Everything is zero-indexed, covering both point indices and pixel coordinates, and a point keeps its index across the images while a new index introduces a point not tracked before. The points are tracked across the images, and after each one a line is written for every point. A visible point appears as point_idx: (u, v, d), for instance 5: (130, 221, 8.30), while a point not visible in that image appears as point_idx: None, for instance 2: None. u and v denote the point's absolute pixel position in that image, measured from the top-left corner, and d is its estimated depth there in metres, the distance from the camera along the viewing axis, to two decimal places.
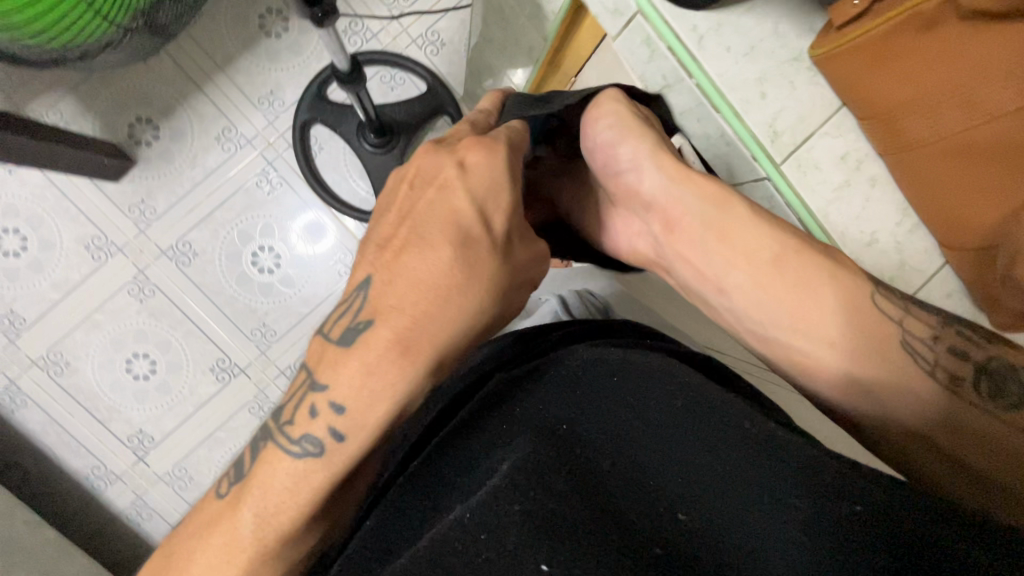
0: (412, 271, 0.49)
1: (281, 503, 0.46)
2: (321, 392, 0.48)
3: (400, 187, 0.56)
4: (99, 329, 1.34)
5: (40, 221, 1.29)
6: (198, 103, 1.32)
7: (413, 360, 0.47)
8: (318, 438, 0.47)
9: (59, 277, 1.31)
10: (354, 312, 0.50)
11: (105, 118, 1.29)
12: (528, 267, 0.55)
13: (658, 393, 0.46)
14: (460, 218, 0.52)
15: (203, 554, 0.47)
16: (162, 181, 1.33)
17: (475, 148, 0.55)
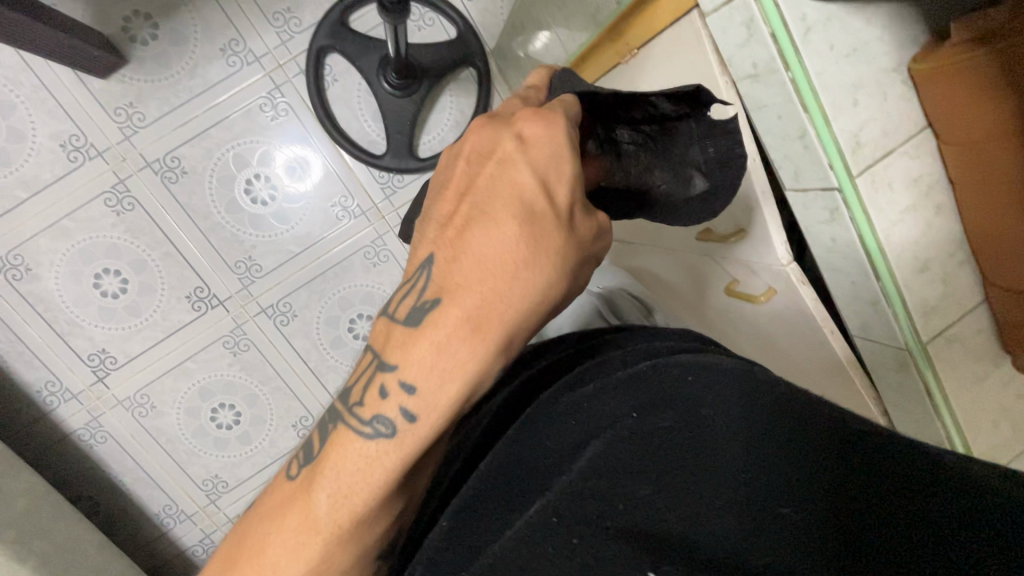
0: (479, 248, 0.43)
1: (358, 481, 0.42)
2: (390, 372, 0.43)
3: (453, 162, 0.48)
4: (68, 237, 1.23)
5: (11, 108, 1.16)
6: (205, 7, 1.20)
7: (486, 336, 0.42)
8: (389, 418, 0.43)
9: (27, 174, 1.19)
10: (419, 292, 0.44)
11: (97, 4, 1.16)
12: (596, 243, 0.47)
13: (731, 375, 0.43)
14: (523, 193, 0.44)
15: (275, 544, 0.43)
16: (156, 86, 1.22)
17: (532, 117, 0.46)
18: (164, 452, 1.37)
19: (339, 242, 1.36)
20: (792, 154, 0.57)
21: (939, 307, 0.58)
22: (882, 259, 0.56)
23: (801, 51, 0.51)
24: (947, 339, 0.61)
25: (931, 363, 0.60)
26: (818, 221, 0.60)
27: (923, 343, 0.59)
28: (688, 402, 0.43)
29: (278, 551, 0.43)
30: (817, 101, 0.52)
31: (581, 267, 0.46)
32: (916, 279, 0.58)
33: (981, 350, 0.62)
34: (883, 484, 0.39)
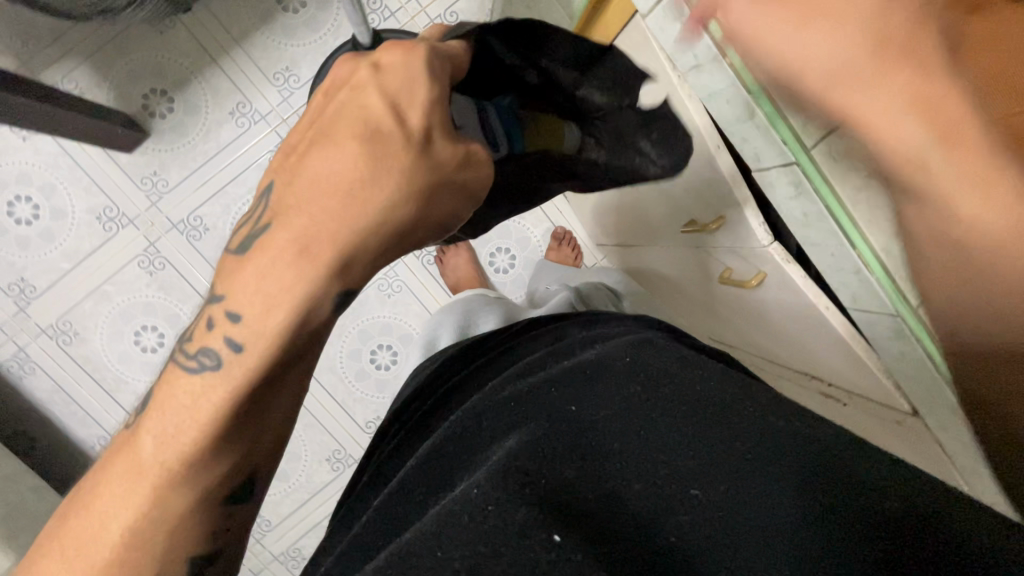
0: (316, 171, 0.43)
1: (183, 420, 0.44)
2: (217, 305, 0.44)
3: (311, 96, 0.47)
4: (109, 300, 1.34)
5: (54, 190, 1.29)
6: (213, 77, 1.31)
7: (313, 260, 0.42)
8: (214, 351, 0.44)
9: (70, 247, 1.31)
10: (254, 222, 0.44)
11: (120, 88, 1.28)
12: (455, 166, 0.47)
13: (675, 387, 0.49)
14: (369, 115, 0.44)
15: (107, 483, 0.44)
16: (175, 153, 1.33)
17: (388, 48, 0.45)
18: None
19: None
20: (749, 137, 0.59)
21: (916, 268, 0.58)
22: (855, 230, 0.56)
23: (734, 39, 0.53)
24: None
25: (925, 328, 0.59)
26: (783, 197, 0.61)
27: (913, 309, 0.58)
28: (633, 408, 0.48)
29: (109, 493, 0.44)
30: (744, 73, 0.54)
31: (438, 193, 0.46)
32: None
33: None
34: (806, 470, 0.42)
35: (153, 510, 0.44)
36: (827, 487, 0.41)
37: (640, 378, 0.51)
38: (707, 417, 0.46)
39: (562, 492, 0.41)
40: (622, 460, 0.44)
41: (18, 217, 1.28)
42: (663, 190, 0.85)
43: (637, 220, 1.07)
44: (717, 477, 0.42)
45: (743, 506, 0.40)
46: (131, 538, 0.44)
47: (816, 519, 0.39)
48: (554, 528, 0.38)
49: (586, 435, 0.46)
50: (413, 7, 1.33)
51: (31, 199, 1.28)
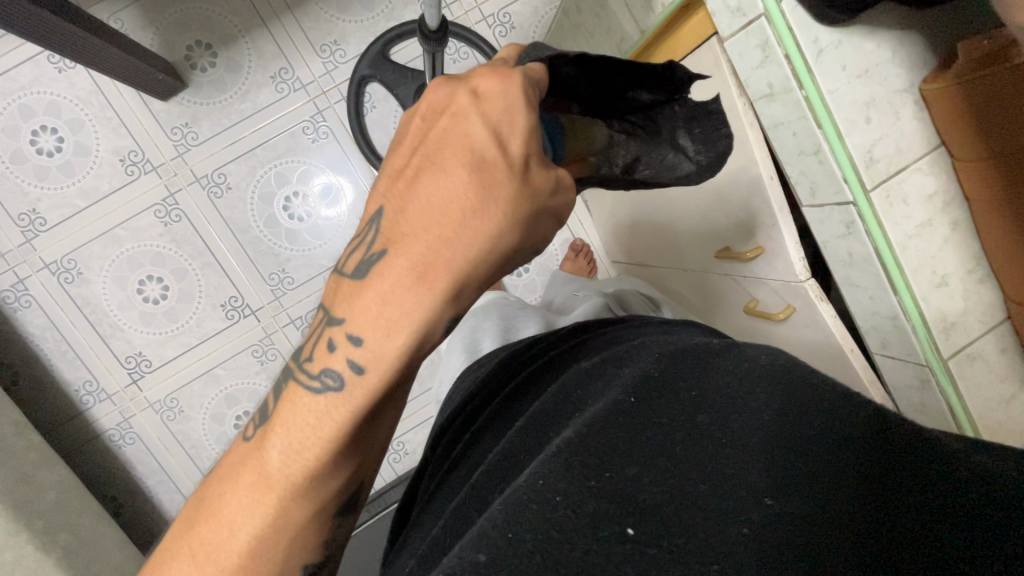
0: (428, 196, 0.43)
1: (309, 437, 0.43)
2: (337, 327, 0.44)
3: (408, 118, 0.47)
4: (118, 244, 1.32)
5: (81, 126, 1.27)
6: (260, 39, 1.31)
7: (431, 286, 0.42)
8: (337, 372, 0.43)
9: (88, 185, 1.29)
10: (368, 245, 0.45)
11: (164, 36, 1.28)
12: (551, 192, 0.47)
13: (726, 365, 0.45)
14: (474, 144, 0.44)
15: (230, 500, 0.44)
16: (210, 108, 1.32)
17: (488, 74, 0.46)
18: (188, 457, 1.40)
19: None
20: (807, 171, 0.60)
21: (954, 322, 0.59)
22: (900, 274, 0.58)
23: (814, 71, 0.54)
24: (966, 356, 0.60)
25: (953, 382, 0.60)
26: (834, 236, 0.62)
27: (943, 360, 0.59)
28: (681, 389, 0.43)
29: (233, 506, 0.43)
30: (843, 146, 0.55)
31: (535, 221, 0.46)
32: (933, 292, 0.58)
33: (1001, 368, 0.61)
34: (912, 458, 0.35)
35: (281, 520, 0.44)
36: (918, 451, 0.35)
37: (692, 361, 0.46)
38: (764, 389, 0.41)
39: (629, 485, 0.37)
40: (697, 449, 0.38)
41: (41, 147, 1.26)
42: (698, 215, 0.87)
43: (658, 242, 1.08)
44: (794, 458, 0.36)
45: (853, 506, 0.33)
46: (257, 547, 0.44)
47: (910, 486, 0.34)
48: (626, 521, 0.35)
49: (644, 421, 0.41)
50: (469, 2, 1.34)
51: (57, 131, 1.26)
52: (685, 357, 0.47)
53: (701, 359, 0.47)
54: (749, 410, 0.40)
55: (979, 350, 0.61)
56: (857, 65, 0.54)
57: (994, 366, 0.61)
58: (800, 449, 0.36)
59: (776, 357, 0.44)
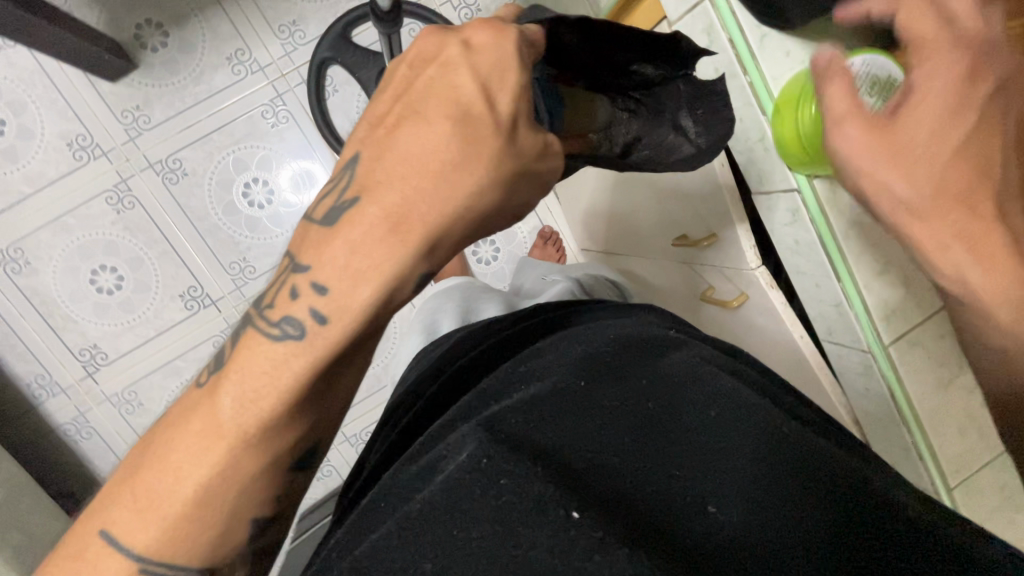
0: (405, 146, 0.40)
1: (265, 385, 0.41)
2: (303, 273, 0.42)
3: (396, 64, 0.44)
4: (68, 233, 1.27)
5: (24, 108, 1.21)
6: (215, 18, 1.26)
7: (405, 238, 0.40)
8: (298, 320, 0.41)
9: (33, 170, 1.23)
10: (339, 191, 0.42)
11: (111, 14, 1.22)
12: (538, 159, 0.44)
13: (675, 371, 0.45)
14: (460, 96, 0.41)
15: (179, 443, 0.41)
16: (163, 90, 1.27)
17: (481, 26, 0.43)
18: None
19: None
20: (757, 156, 0.61)
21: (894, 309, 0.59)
22: (842, 259, 0.57)
23: (757, 57, 0.55)
24: (907, 342, 0.61)
25: (893, 366, 0.61)
26: (781, 223, 0.62)
27: (884, 347, 0.60)
28: (632, 378, 0.45)
29: (180, 452, 0.41)
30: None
31: (520, 184, 0.43)
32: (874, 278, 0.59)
33: (940, 352, 0.62)
34: (831, 487, 0.38)
35: (229, 471, 0.41)
36: (833, 482, 0.39)
37: (642, 351, 0.48)
38: (713, 401, 0.43)
39: (579, 473, 0.36)
40: (646, 441, 0.39)
41: None
42: (660, 200, 0.87)
43: (626, 229, 1.08)
44: (738, 483, 0.37)
45: (778, 518, 0.35)
46: (205, 498, 0.41)
47: (827, 513, 0.36)
48: (570, 502, 0.34)
49: (592, 403, 0.42)
50: None
51: None
52: (640, 348, 0.48)
53: (658, 353, 0.48)
54: (698, 411, 0.42)
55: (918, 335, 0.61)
56: (801, 51, 0.54)
57: (933, 352, 0.62)
58: (743, 472, 0.38)
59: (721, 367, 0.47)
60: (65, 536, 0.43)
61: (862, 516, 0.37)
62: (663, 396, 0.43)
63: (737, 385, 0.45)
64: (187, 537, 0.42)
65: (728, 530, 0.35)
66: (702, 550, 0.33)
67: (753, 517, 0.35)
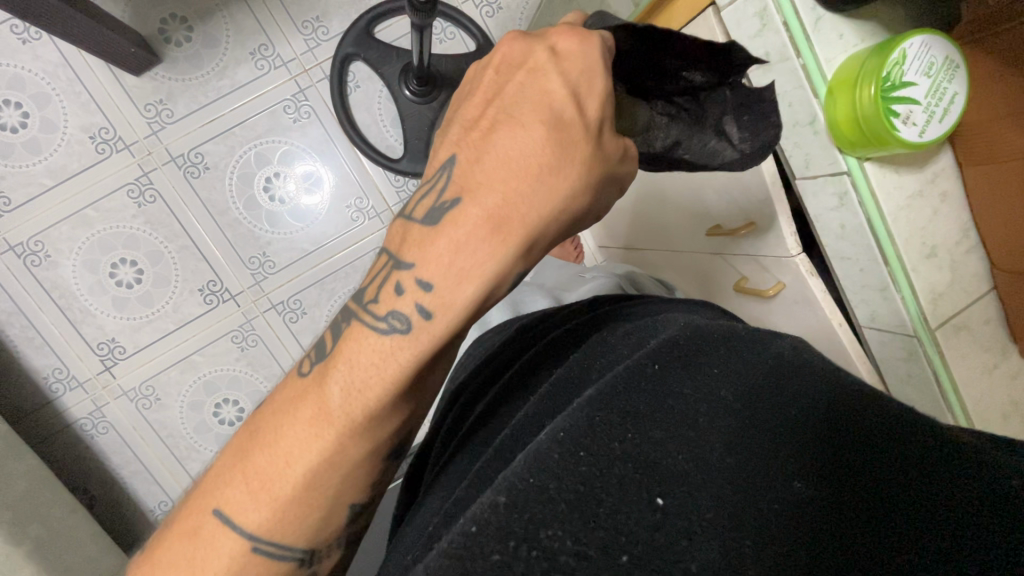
0: (504, 150, 0.42)
1: (372, 378, 0.42)
2: (407, 271, 0.43)
3: (480, 69, 0.46)
4: (88, 226, 1.26)
5: (47, 101, 1.21)
6: (239, 13, 1.26)
7: (505, 240, 0.41)
8: (405, 315, 0.42)
9: (56, 163, 1.23)
10: (441, 191, 0.43)
11: (136, 8, 1.23)
12: (619, 163, 0.46)
13: (756, 351, 0.42)
14: (553, 101, 0.43)
15: (290, 431, 0.42)
16: (186, 84, 1.27)
17: (568, 32, 0.44)
18: (163, 446, 1.36)
19: (348, 245, 1.38)
20: (804, 142, 0.61)
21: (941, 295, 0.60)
22: (893, 246, 0.58)
23: (812, 40, 0.55)
24: (952, 328, 0.61)
25: (939, 351, 0.61)
26: (827, 209, 0.63)
27: (931, 330, 0.60)
28: (707, 357, 0.41)
29: (289, 440, 0.41)
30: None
31: (604, 188, 0.45)
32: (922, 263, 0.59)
33: (983, 340, 0.62)
34: (944, 455, 0.33)
35: (336, 456, 0.42)
36: (947, 451, 0.33)
37: (720, 338, 0.44)
38: (797, 372, 0.39)
39: (656, 453, 0.35)
40: (726, 416, 0.36)
41: (5, 123, 1.20)
42: (693, 192, 0.87)
43: (651, 226, 1.09)
44: (830, 456, 0.34)
45: (880, 494, 0.32)
46: (310, 485, 0.42)
47: (940, 483, 0.32)
48: (654, 487, 0.33)
49: (669, 385, 0.39)
50: None
51: (21, 106, 1.20)
52: (712, 333, 0.44)
53: (730, 335, 0.44)
54: (781, 384, 0.38)
55: (964, 321, 0.62)
56: (855, 35, 0.55)
57: (976, 338, 0.62)
58: (832, 442, 0.35)
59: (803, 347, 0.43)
60: (172, 519, 0.44)
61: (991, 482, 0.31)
62: (742, 372, 0.39)
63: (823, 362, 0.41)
64: (296, 518, 0.42)
65: (822, 509, 0.32)
66: (792, 532, 0.31)
67: (851, 494, 0.32)
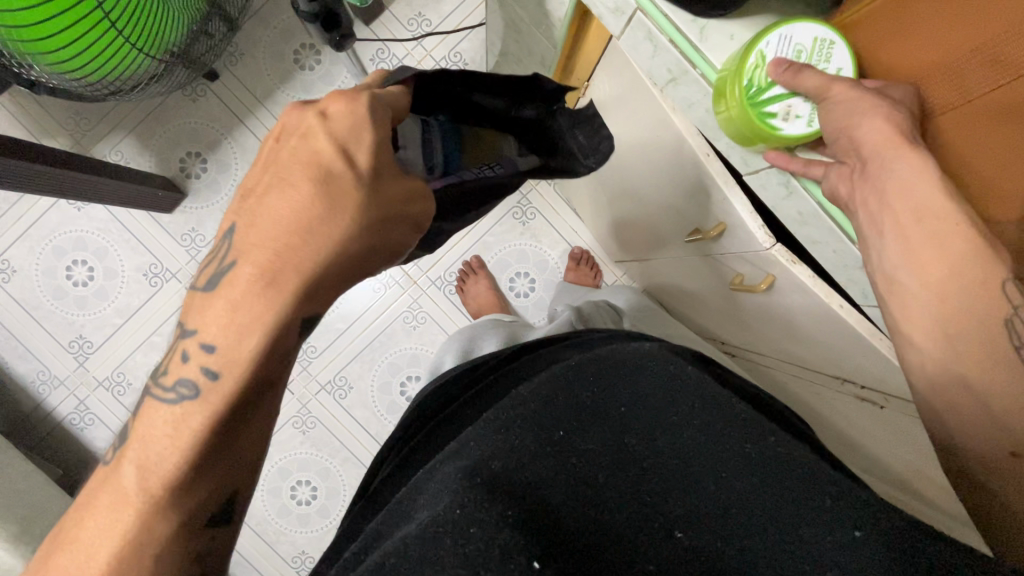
0: (273, 210, 0.47)
1: (167, 445, 0.46)
2: (190, 339, 0.47)
3: (263, 141, 0.51)
4: (156, 350, 1.43)
5: (106, 252, 1.41)
6: (242, 136, 1.42)
7: (279, 290, 0.46)
8: (190, 381, 0.46)
9: (121, 303, 1.42)
10: (218, 260, 0.48)
11: (160, 155, 1.41)
12: (404, 204, 0.53)
13: (647, 380, 0.52)
14: (321, 158, 0.48)
15: (92, 520, 0.45)
16: (210, 209, 1.43)
17: (335, 97, 0.50)
18: (258, 539, 1.44)
19: (379, 314, 1.46)
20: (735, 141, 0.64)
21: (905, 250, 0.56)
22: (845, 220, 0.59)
23: (701, 50, 0.58)
24: None
25: None
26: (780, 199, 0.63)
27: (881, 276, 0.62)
28: (609, 413, 0.51)
29: (92, 527, 0.44)
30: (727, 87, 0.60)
31: (392, 227, 0.52)
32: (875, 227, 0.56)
33: None
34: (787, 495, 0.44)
35: (147, 535, 0.45)
36: (794, 489, 0.44)
37: (619, 379, 0.53)
38: (683, 422, 0.49)
39: (554, 513, 0.42)
40: (618, 474, 0.46)
41: (76, 280, 1.40)
42: (668, 201, 0.86)
43: (645, 231, 1.08)
44: (692, 505, 0.44)
45: (728, 540, 0.43)
46: (121, 566, 0.44)
47: (771, 524, 0.43)
48: (534, 554, 0.38)
49: (572, 448, 0.47)
50: (419, 51, 1.40)
51: (87, 262, 1.41)
52: (621, 370, 0.54)
53: (636, 375, 0.53)
54: (667, 437, 0.48)
55: None
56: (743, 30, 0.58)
57: None
58: (699, 492, 0.45)
59: (695, 381, 0.53)
60: None
61: (834, 529, 0.42)
62: (635, 431, 0.49)
63: (706, 402, 0.50)
64: None
65: (690, 557, 0.42)
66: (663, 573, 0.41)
67: (710, 542, 0.43)
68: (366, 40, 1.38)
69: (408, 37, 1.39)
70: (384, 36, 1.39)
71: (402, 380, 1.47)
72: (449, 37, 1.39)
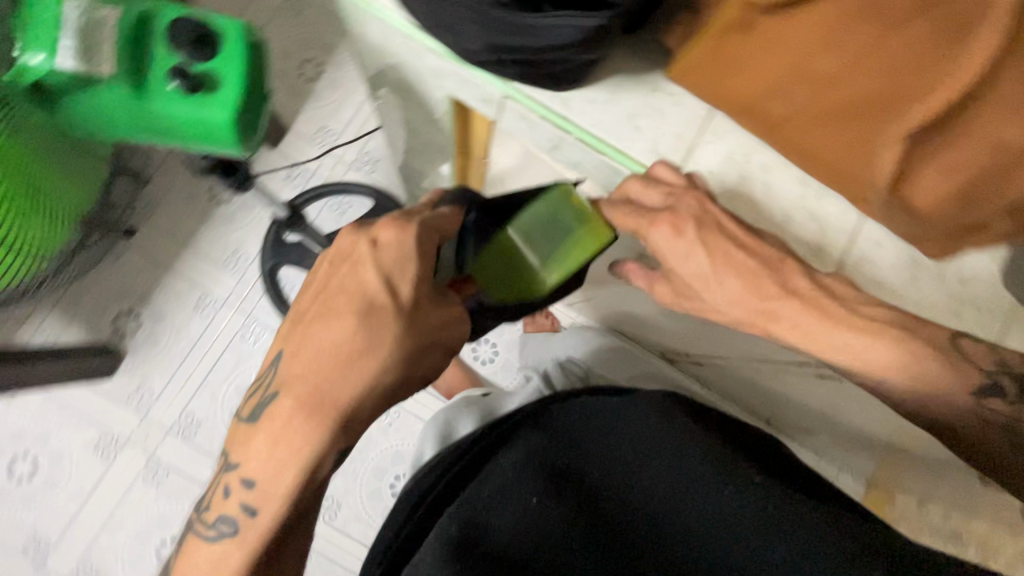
0: (318, 341, 0.53)
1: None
2: (232, 472, 0.53)
3: (320, 261, 0.58)
4: (121, 528, 1.32)
5: (48, 437, 1.33)
6: (171, 282, 1.40)
7: (321, 418, 0.51)
8: (230, 518, 0.53)
9: (73, 487, 1.32)
10: (263, 389, 0.54)
11: (89, 323, 1.37)
12: (442, 329, 0.56)
13: (629, 445, 0.64)
14: (366, 289, 0.54)
15: None
16: (152, 362, 1.38)
17: (387, 226, 0.56)
18: None
19: None
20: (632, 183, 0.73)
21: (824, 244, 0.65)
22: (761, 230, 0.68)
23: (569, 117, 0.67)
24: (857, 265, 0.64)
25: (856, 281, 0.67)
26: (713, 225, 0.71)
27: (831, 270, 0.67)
28: (592, 477, 0.62)
29: None
30: (604, 141, 0.67)
31: (425, 353, 0.56)
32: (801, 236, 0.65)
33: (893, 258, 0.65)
34: (747, 519, 0.56)
35: None
36: (744, 514, 0.56)
37: (603, 447, 0.65)
38: (648, 471, 0.62)
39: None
40: (595, 521, 0.58)
41: (21, 475, 1.32)
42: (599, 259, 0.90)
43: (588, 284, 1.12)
44: (652, 523, 0.59)
45: (685, 541, 0.57)
46: None
47: (729, 531, 0.56)
48: None
49: (550, 515, 0.57)
50: (331, 160, 1.45)
51: (29, 453, 1.33)
52: (608, 440, 0.65)
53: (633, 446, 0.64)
54: (643, 478, 0.62)
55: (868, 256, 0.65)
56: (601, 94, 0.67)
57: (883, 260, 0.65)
58: (662, 509, 0.59)
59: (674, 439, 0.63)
60: None
61: (766, 537, 0.54)
62: (616, 477, 0.62)
63: (679, 447, 0.63)
64: None
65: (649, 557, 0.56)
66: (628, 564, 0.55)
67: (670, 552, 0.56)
68: (277, 165, 1.43)
69: (317, 152, 1.44)
70: (295, 157, 1.44)
71: (390, 483, 1.41)
72: (355, 142, 1.45)
